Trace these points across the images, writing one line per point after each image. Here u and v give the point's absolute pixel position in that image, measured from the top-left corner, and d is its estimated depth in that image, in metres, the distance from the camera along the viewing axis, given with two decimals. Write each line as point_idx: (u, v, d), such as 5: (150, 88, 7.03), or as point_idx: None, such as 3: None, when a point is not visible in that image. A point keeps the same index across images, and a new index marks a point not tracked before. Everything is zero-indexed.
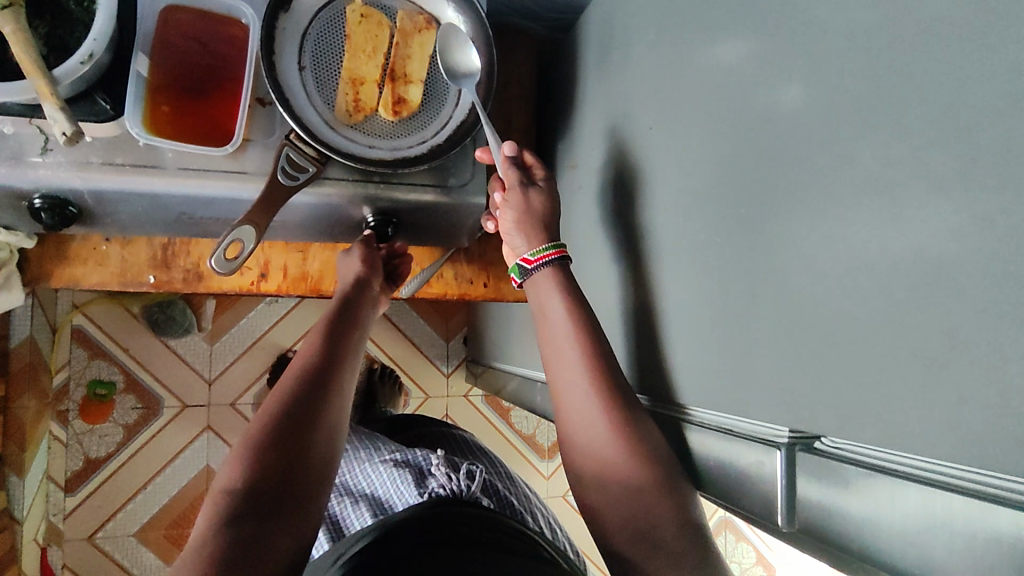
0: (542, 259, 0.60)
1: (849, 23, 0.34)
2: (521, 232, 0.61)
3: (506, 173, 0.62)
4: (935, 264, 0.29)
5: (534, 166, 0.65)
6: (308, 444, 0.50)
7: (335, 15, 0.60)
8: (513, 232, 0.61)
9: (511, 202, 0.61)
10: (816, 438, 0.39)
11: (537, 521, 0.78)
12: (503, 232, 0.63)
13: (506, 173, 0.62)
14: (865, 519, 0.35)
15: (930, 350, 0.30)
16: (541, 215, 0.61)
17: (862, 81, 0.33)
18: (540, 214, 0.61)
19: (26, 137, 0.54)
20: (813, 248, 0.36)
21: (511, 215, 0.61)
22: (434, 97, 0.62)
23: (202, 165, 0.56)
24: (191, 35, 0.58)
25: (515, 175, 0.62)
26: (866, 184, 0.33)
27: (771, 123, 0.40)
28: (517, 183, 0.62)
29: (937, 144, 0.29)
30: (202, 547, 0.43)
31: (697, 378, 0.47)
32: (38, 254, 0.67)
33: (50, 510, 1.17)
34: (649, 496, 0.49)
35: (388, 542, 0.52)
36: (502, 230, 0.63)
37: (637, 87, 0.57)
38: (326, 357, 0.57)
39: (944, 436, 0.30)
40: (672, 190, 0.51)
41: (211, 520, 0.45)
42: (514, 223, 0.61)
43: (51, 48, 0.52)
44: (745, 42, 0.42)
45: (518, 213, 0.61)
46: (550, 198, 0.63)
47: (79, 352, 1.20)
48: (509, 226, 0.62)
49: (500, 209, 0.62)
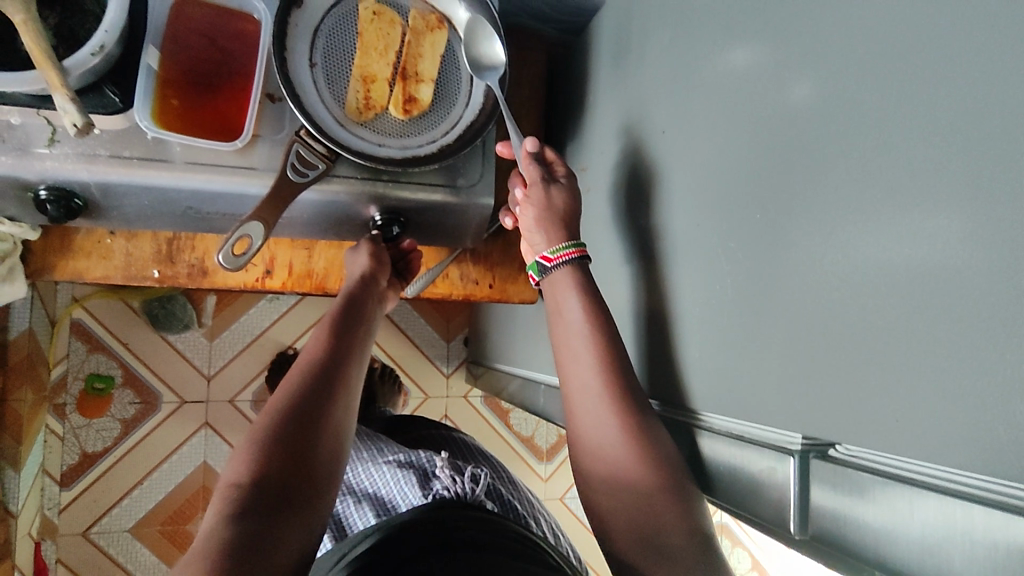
0: (562, 257, 0.59)
1: (868, 32, 0.34)
2: (540, 229, 0.61)
3: (527, 169, 0.62)
4: (954, 276, 0.29)
5: (556, 162, 0.64)
6: (315, 442, 0.50)
7: (347, 12, 0.60)
8: (533, 228, 0.61)
9: (532, 199, 0.61)
10: (830, 446, 0.39)
11: (540, 526, 0.77)
12: (525, 230, 0.62)
13: (527, 169, 0.62)
14: (881, 528, 0.35)
15: (948, 362, 0.30)
16: (561, 212, 0.61)
17: (881, 91, 0.33)
18: (560, 213, 0.61)
19: (33, 128, 0.53)
20: (832, 255, 0.36)
21: (532, 212, 0.61)
22: (445, 96, 0.62)
23: (210, 160, 0.56)
24: (201, 29, 0.57)
25: (536, 172, 0.61)
26: (885, 195, 0.33)
27: (787, 130, 0.40)
28: (539, 178, 0.61)
29: (959, 152, 0.29)
30: (207, 543, 0.43)
31: (710, 384, 0.47)
32: (42, 246, 0.67)
33: (45, 504, 1.16)
34: (655, 499, 0.49)
35: (394, 544, 0.52)
36: (524, 227, 0.62)
37: (651, 89, 0.57)
38: (333, 355, 0.57)
39: (960, 449, 0.30)
40: (685, 196, 0.51)
41: (216, 517, 0.44)
42: (534, 220, 0.61)
43: (61, 39, 0.51)
44: (763, 47, 0.42)
45: (538, 211, 0.60)
46: (572, 194, 0.62)
47: (78, 346, 1.19)
48: (529, 223, 0.61)
49: (522, 206, 0.62)
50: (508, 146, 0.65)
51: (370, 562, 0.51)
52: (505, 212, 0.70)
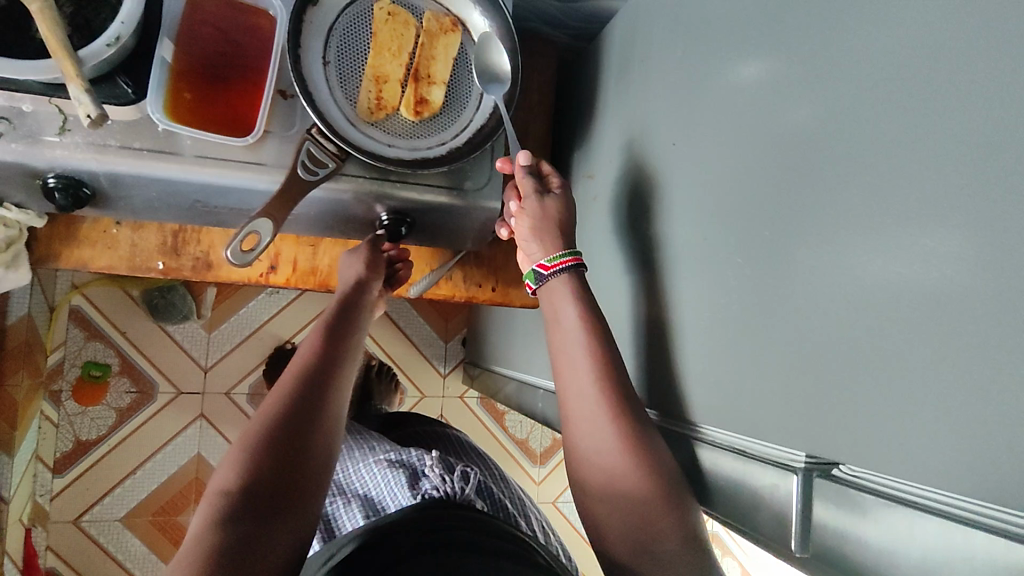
0: (558, 265, 0.60)
1: (887, 57, 0.34)
2: (536, 239, 0.61)
3: (522, 182, 0.62)
4: (966, 304, 0.29)
5: (551, 175, 0.64)
6: (308, 445, 0.50)
7: (362, 12, 0.60)
8: (529, 238, 0.61)
9: (527, 210, 0.61)
10: (833, 465, 0.39)
11: (532, 524, 0.78)
12: (519, 238, 0.62)
13: (522, 182, 0.62)
14: (883, 549, 0.35)
15: (958, 390, 0.30)
16: (557, 222, 0.61)
17: (897, 117, 0.33)
18: (556, 222, 0.61)
19: (44, 115, 0.53)
20: (836, 274, 0.36)
21: (527, 222, 0.61)
22: (456, 100, 0.63)
23: (220, 154, 0.56)
24: (215, 22, 0.57)
25: (530, 184, 0.61)
26: (897, 221, 0.33)
27: (798, 149, 0.40)
28: (532, 191, 0.61)
29: (975, 181, 0.29)
30: (195, 550, 0.43)
31: (711, 398, 0.47)
32: (48, 233, 0.66)
33: (37, 491, 1.15)
34: (649, 507, 0.49)
35: (381, 542, 0.53)
36: (518, 235, 0.62)
37: (662, 100, 0.57)
38: (327, 357, 0.57)
39: (966, 478, 0.30)
40: (693, 208, 0.51)
41: (206, 522, 0.44)
42: (529, 230, 0.61)
43: (75, 28, 0.51)
44: (779, 62, 0.42)
45: (532, 220, 0.61)
46: (567, 204, 0.62)
47: (76, 333, 1.18)
48: (524, 233, 0.62)
49: (516, 216, 0.62)
50: (506, 159, 0.62)
51: (356, 562, 0.52)
52: (501, 222, 0.67)
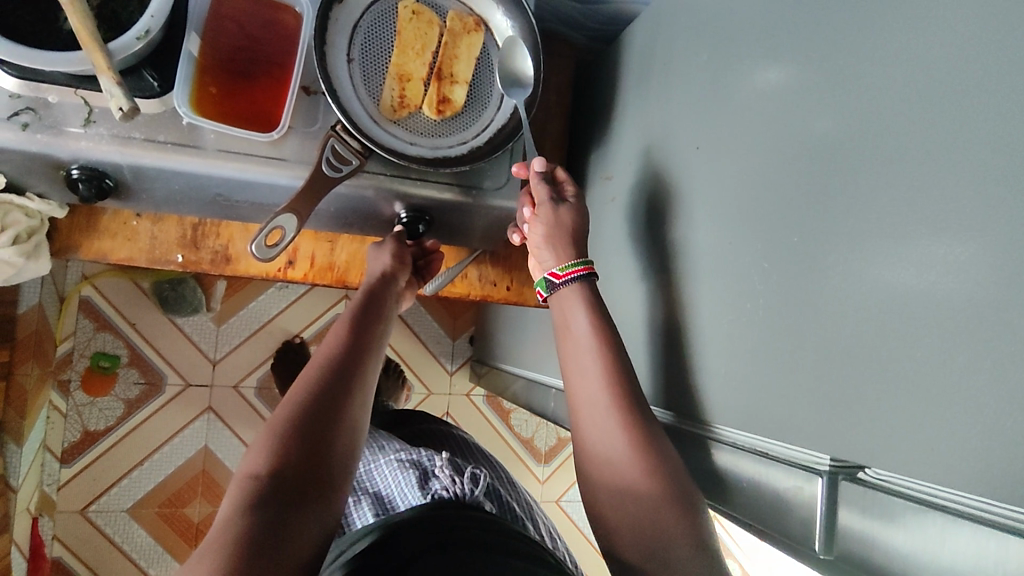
0: (569, 274, 0.60)
1: (915, 67, 0.35)
2: (549, 247, 0.61)
3: (536, 189, 0.62)
4: (996, 313, 0.30)
5: (565, 182, 0.64)
6: (330, 437, 0.50)
7: (387, 10, 0.61)
8: (541, 246, 0.62)
9: (540, 217, 0.61)
10: (858, 468, 0.40)
11: (539, 528, 0.78)
12: (531, 245, 0.63)
13: (536, 188, 0.62)
14: (911, 553, 0.36)
15: (986, 399, 0.30)
16: (571, 231, 0.61)
17: (924, 127, 0.34)
18: (569, 229, 0.61)
19: (70, 107, 0.53)
20: (861, 279, 0.37)
21: (540, 230, 0.61)
22: (477, 99, 0.63)
23: (243, 148, 0.56)
24: (242, 17, 0.58)
25: (546, 191, 0.61)
26: (922, 231, 0.33)
27: (822, 158, 0.40)
28: (547, 199, 0.61)
29: (1004, 193, 0.30)
30: (222, 535, 0.43)
31: (731, 402, 0.48)
32: (68, 224, 0.67)
33: (44, 480, 1.16)
34: (660, 513, 0.50)
35: (393, 540, 0.53)
36: (530, 242, 0.63)
37: (682, 104, 0.57)
38: (350, 351, 0.57)
39: (993, 485, 0.30)
40: (713, 213, 0.51)
41: (232, 508, 0.44)
42: (543, 238, 0.61)
43: (103, 20, 0.51)
44: (804, 70, 0.42)
45: (547, 229, 0.61)
46: (580, 213, 0.63)
47: (85, 324, 1.19)
48: (537, 240, 0.62)
49: (530, 223, 0.62)
50: (522, 166, 0.62)
51: (367, 558, 0.51)
52: (512, 228, 0.67)
